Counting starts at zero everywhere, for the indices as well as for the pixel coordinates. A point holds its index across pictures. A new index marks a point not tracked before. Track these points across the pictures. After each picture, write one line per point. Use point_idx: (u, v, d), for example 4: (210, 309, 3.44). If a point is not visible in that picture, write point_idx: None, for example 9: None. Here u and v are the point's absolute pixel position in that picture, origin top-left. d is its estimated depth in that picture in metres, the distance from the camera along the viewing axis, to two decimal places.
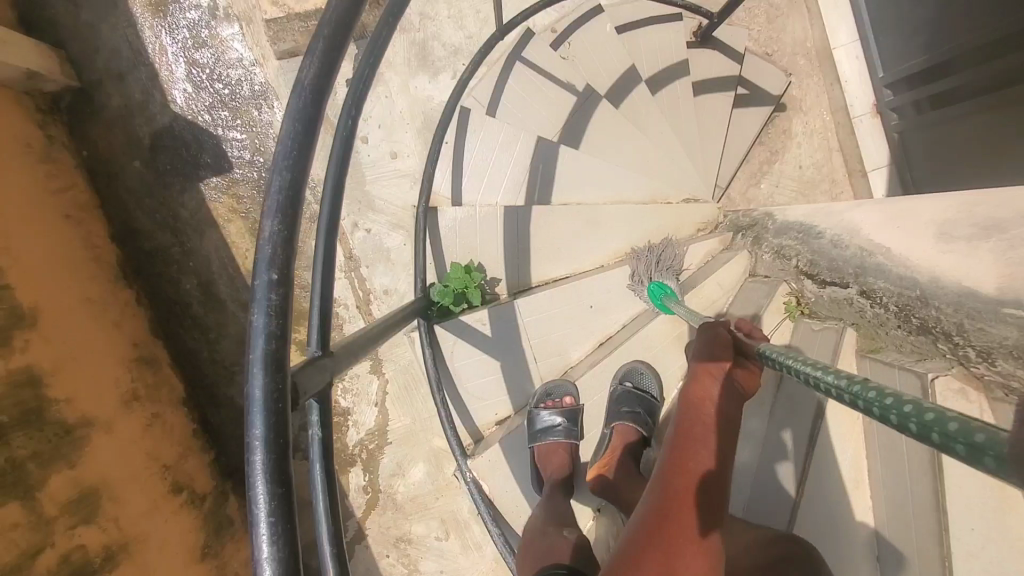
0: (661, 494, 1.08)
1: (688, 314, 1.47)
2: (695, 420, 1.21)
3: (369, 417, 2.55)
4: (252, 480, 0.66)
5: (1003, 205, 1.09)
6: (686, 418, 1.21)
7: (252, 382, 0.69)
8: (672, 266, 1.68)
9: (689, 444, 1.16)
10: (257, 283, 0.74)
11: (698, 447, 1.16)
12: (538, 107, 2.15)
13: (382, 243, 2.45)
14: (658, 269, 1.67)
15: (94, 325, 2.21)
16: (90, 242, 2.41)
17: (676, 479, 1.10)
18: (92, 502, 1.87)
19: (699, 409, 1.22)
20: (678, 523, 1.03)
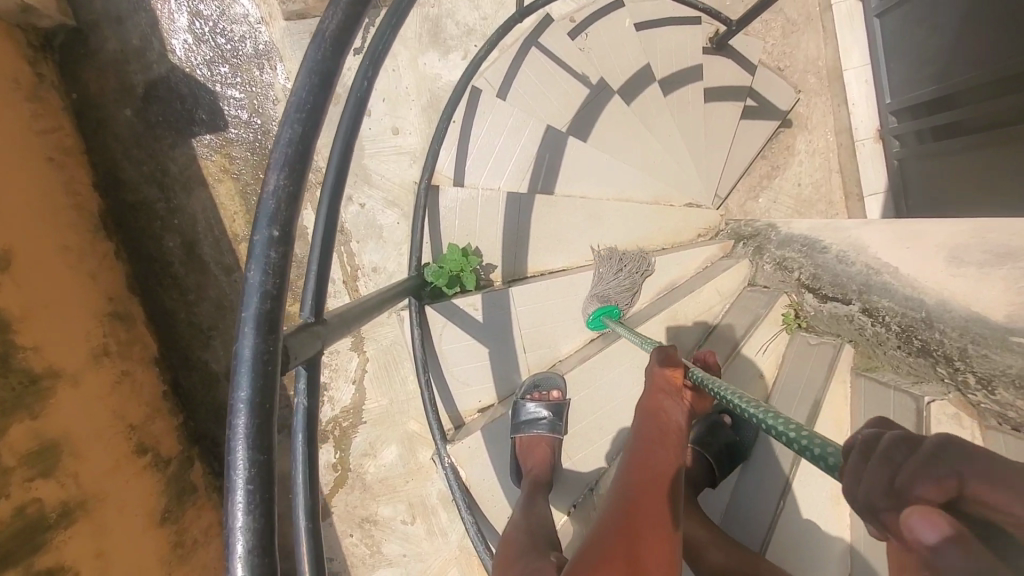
0: (626, 499, 1.06)
1: (633, 335, 1.47)
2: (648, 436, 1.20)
3: (345, 394, 2.49)
4: (233, 443, 0.63)
5: (1017, 235, 1.11)
6: (646, 430, 1.21)
7: (241, 340, 0.66)
8: (628, 286, 1.69)
9: (649, 454, 1.16)
10: (255, 239, 0.70)
11: (658, 457, 1.16)
12: (549, 96, 2.11)
13: (375, 219, 2.40)
14: (612, 291, 1.68)
15: (69, 275, 2.13)
16: (72, 189, 2.33)
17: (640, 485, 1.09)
18: (52, 455, 1.81)
19: (656, 423, 1.23)
20: (645, 526, 1.00)
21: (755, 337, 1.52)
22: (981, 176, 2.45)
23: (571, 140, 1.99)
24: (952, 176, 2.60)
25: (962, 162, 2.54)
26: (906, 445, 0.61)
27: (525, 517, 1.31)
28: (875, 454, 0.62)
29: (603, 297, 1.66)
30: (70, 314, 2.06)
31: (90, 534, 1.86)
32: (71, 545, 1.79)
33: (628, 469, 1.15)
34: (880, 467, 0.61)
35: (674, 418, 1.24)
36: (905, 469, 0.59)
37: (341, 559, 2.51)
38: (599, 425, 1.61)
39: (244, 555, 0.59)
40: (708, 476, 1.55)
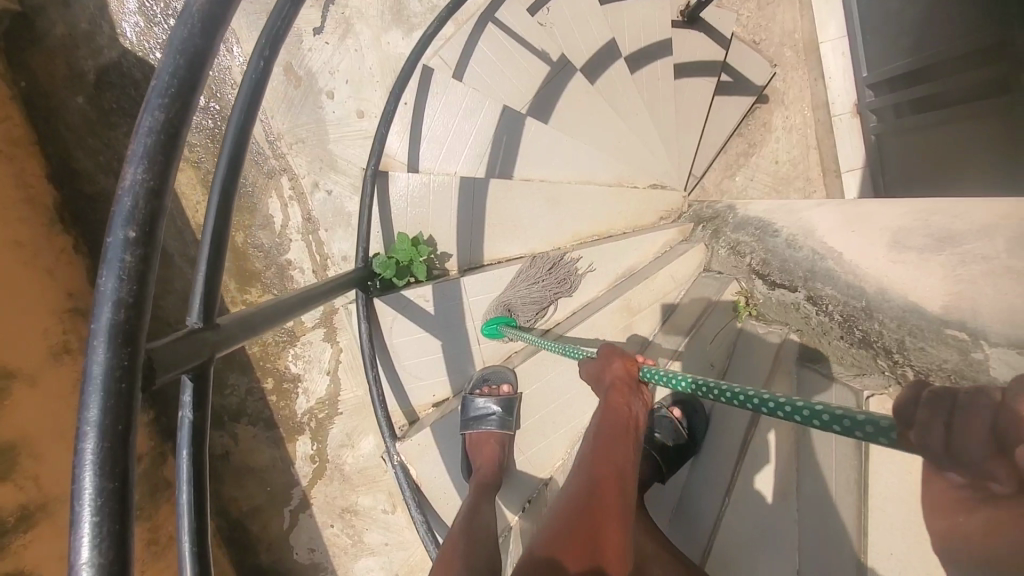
0: (588, 489, 1.03)
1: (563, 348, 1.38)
2: (610, 427, 1.15)
3: (320, 385, 2.40)
4: (77, 471, 0.56)
5: (958, 216, 1.06)
6: (609, 419, 1.15)
7: (91, 356, 0.59)
8: (539, 301, 1.65)
9: (612, 445, 1.12)
10: (108, 241, 0.62)
11: (620, 449, 1.12)
12: (510, 75, 2.01)
13: (342, 205, 2.31)
14: (522, 303, 1.65)
15: (22, 265, 1.88)
16: (23, 179, 2.07)
17: (602, 475, 1.06)
18: (10, 459, 1.68)
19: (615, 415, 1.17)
20: (607, 523, 0.98)
21: (706, 327, 1.55)
22: (952, 154, 2.40)
23: (530, 121, 1.91)
24: (921, 151, 2.55)
25: (932, 139, 2.49)
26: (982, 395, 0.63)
27: (470, 517, 1.28)
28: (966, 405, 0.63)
29: (505, 307, 1.64)
30: (28, 314, 1.84)
31: (52, 536, 1.77)
32: (34, 549, 1.70)
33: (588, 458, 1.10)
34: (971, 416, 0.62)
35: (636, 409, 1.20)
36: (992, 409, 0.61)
37: (323, 551, 2.46)
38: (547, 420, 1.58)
39: None
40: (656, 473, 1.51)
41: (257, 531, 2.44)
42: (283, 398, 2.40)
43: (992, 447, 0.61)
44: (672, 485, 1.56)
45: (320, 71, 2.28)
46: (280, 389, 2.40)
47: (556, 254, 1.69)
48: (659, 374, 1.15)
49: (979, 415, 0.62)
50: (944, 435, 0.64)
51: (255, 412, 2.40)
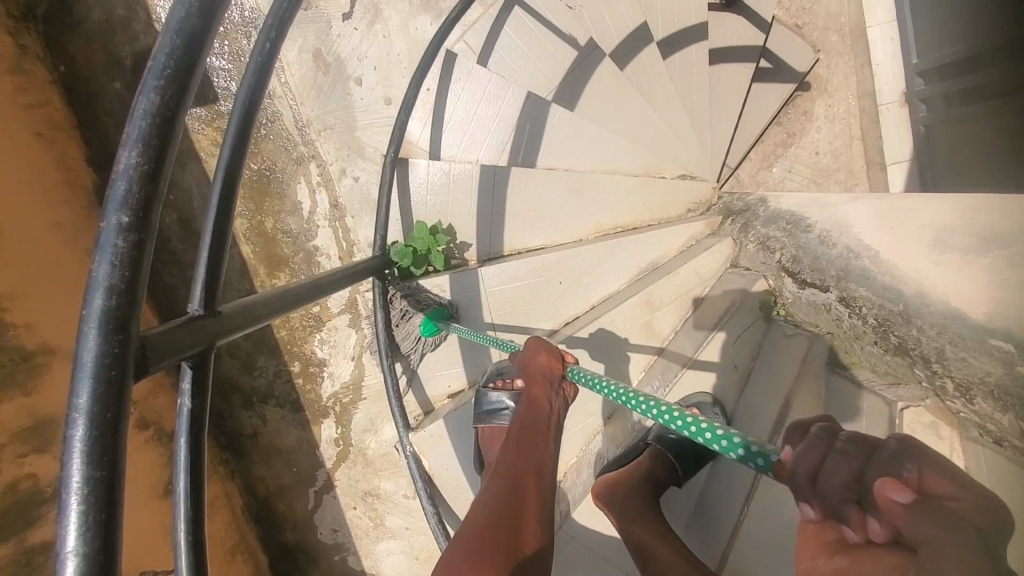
0: (511, 488, 1.03)
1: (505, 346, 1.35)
2: (523, 421, 1.17)
3: (345, 370, 2.41)
4: (67, 459, 0.56)
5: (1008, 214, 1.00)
6: (528, 416, 1.17)
7: (82, 343, 0.58)
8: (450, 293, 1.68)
9: (532, 442, 1.13)
10: (102, 226, 0.62)
11: (539, 443, 1.14)
12: (536, 61, 1.94)
13: (369, 192, 2.30)
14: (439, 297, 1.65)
15: (63, 249, 1.91)
16: (66, 164, 2.10)
17: (517, 471, 1.07)
18: (49, 431, 1.68)
19: (537, 409, 1.18)
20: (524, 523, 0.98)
21: (729, 328, 1.47)
22: (994, 152, 2.20)
23: (555, 108, 1.85)
24: (965, 144, 2.39)
25: (977, 130, 2.31)
26: (863, 441, 0.61)
27: None
28: (835, 446, 0.62)
29: (429, 304, 1.61)
30: (64, 296, 1.85)
31: None
32: None
33: (509, 453, 1.12)
34: (843, 452, 0.61)
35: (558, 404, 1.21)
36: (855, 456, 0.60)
37: (346, 531, 2.49)
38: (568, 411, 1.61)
39: None
40: (671, 476, 1.42)
41: (283, 510, 2.49)
42: (309, 381, 2.43)
43: (851, 483, 0.60)
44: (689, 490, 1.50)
45: (349, 58, 2.27)
46: (306, 373, 2.43)
47: (586, 249, 1.67)
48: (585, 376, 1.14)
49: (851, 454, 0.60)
50: (812, 466, 0.63)
51: (282, 395, 2.44)
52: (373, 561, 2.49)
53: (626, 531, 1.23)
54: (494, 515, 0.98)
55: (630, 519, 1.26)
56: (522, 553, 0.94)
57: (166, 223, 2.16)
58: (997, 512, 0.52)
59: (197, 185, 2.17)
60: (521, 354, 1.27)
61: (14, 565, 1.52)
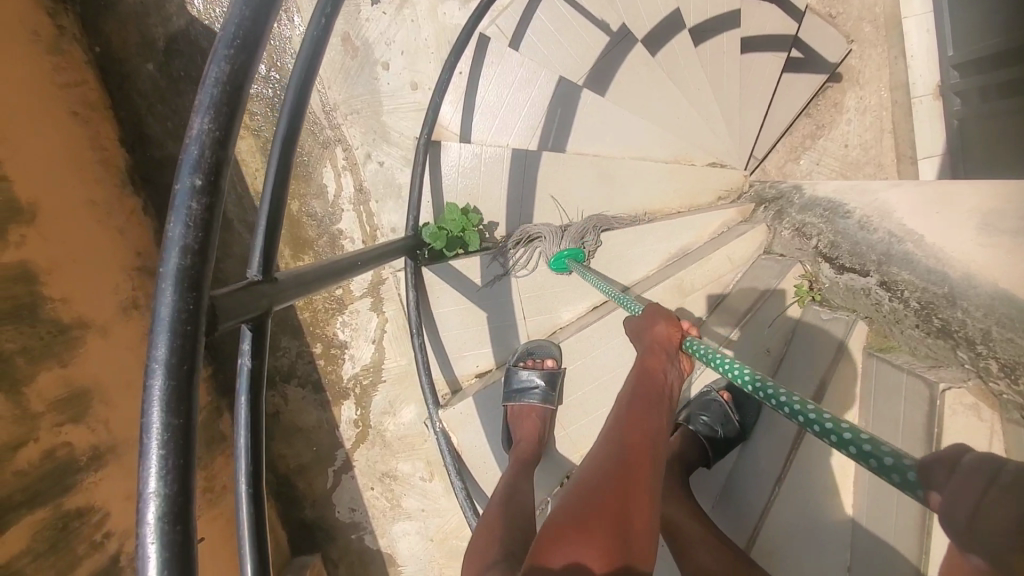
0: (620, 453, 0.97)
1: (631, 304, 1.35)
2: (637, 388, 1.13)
3: (365, 353, 2.45)
4: (147, 406, 0.59)
5: None
6: (643, 384, 1.12)
7: (159, 298, 0.61)
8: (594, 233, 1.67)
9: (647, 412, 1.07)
10: (176, 188, 0.64)
11: (655, 415, 1.08)
12: (567, 46, 1.94)
13: (393, 177, 2.33)
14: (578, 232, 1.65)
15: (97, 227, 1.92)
16: (99, 143, 2.11)
17: (631, 439, 1.01)
18: (83, 402, 1.69)
19: (649, 381, 1.14)
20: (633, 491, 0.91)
21: (761, 314, 1.50)
22: None
23: (586, 93, 1.86)
24: (998, 140, 2.35)
25: (1012, 126, 2.27)
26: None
27: (505, 506, 1.25)
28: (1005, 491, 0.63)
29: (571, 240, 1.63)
30: (100, 272, 1.87)
31: (122, 479, 1.76)
32: (103, 488, 1.70)
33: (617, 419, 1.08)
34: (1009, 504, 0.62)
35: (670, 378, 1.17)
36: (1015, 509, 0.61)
37: (363, 511, 2.55)
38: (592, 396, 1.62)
39: (155, 520, 0.57)
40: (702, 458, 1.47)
41: (303, 488, 2.55)
42: (331, 362, 2.47)
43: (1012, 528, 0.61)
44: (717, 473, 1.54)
45: (377, 42, 2.29)
46: (328, 354, 2.47)
47: (618, 232, 1.70)
48: (709, 352, 1.11)
49: (1011, 499, 0.62)
50: (968, 507, 0.66)
51: (304, 375, 2.48)
52: (389, 540, 2.55)
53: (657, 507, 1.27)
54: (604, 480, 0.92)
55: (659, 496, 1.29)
56: (631, 522, 0.87)
57: None
58: None
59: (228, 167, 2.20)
60: (637, 328, 1.27)
61: (50, 530, 1.53)
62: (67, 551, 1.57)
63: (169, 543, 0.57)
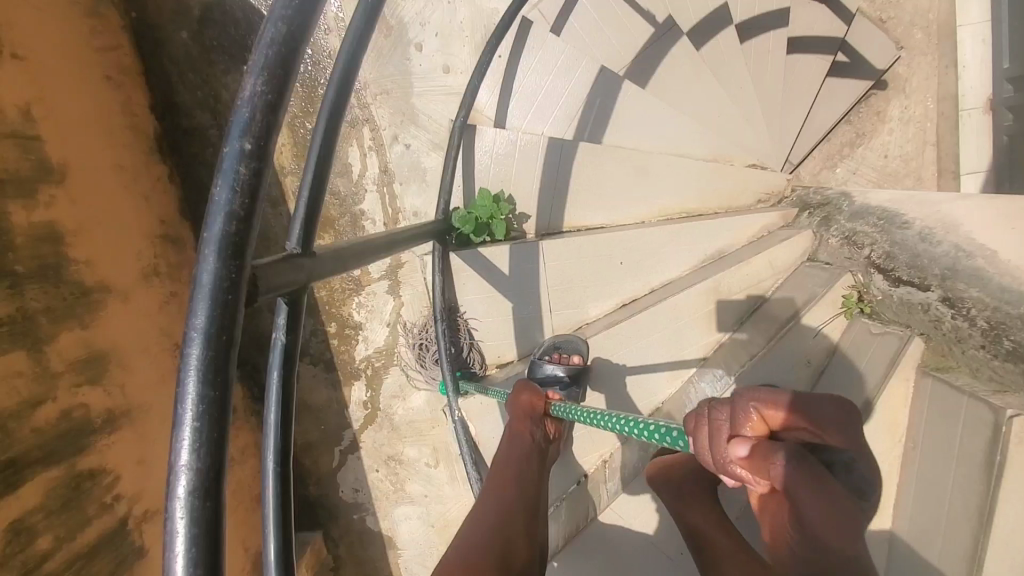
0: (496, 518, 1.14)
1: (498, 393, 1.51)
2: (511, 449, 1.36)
3: (379, 335, 2.42)
4: (184, 375, 0.56)
5: None
6: (510, 453, 1.33)
7: (201, 263, 0.58)
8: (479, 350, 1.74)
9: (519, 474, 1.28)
10: (225, 150, 0.62)
11: (526, 471, 1.29)
12: (610, 35, 1.89)
13: (419, 161, 2.29)
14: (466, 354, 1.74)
15: (123, 193, 1.91)
16: (130, 109, 2.06)
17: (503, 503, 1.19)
18: (99, 365, 1.67)
19: (520, 445, 1.35)
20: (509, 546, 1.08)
21: (807, 322, 1.50)
22: None
23: (627, 85, 1.81)
24: None
25: None
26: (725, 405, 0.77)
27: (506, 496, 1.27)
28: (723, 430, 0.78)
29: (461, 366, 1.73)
30: (123, 237, 1.85)
31: (133, 444, 1.75)
32: (115, 451, 1.68)
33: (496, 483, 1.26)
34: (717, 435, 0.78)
35: (538, 435, 1.40)
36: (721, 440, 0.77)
37: (366, 492, 2.55)
38: (619, 395, 1.64)
39: (185, 495, 0.54)
40: None
41: (307, 464, 2.55)
42: (344, 343, 2.45)
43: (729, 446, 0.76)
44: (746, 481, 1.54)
45: (411, 22, 2.24)
46: (342, 334, 2.45)
47: (651, 231, 1.65)
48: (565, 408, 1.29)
49: (725, 418, 0.76)
50: (708, 445, 0.77)
51: (317, 353, 2.47)
52: (390, 523, 2.55)
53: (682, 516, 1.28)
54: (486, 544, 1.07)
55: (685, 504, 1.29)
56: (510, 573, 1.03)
57: None
58: (831, 425, 0.72)
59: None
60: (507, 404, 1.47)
61: (62, 489, 1.52)
62: (77, 510, 1.56)
63: (198, 520, 0.54)
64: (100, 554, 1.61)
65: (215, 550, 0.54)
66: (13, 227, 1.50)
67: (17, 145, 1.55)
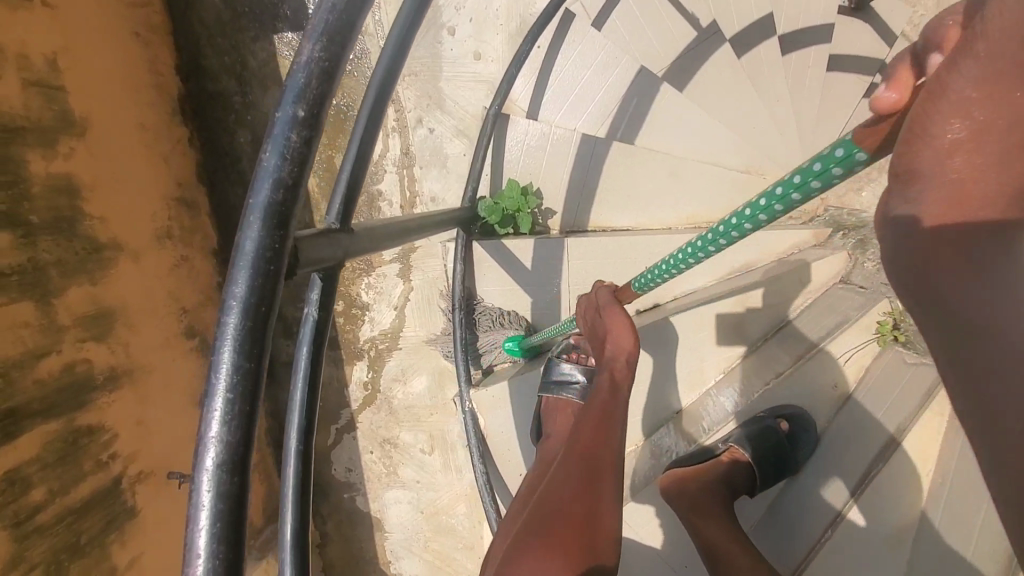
0: (577, 469, 1.06)
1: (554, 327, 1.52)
2: (598, 395, 1.18)
3: (385, 317, 2.40)
4: (218, 345, 0.55)
5: None
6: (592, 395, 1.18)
7: (245, 230, 0.56)
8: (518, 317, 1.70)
9: (600, 422, 1.13)
10: (277, 116, 0.60)
11: (607, 416, 1.14)
12: (651, 35, 1.83)
13: (441, 146, 2.26)
14: (504, 323, 1.71)
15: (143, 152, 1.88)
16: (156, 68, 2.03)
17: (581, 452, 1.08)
18: (107, 323, 1.65)
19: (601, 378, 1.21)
20: (595, 504, 1.02)
21: (837, 347, 1.47)
22: None
23: (665, 86, 1.77)
24: None
25: None
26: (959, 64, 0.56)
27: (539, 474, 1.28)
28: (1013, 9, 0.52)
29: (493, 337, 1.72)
30: (139, 195, 1.83)
31: (133, 404, 1.73)
32: (114, 410, 1.66)
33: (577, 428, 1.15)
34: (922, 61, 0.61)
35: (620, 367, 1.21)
36: (959, 17, 0.58)
37: (358, 473, 2.54)
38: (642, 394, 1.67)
39: (213, 469, 0.52)
40: (749, 483, 1.49)
41: None
42: (350, 322, 2.43)
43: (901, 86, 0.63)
44: (760, 498, 1.56)
45: (446, 6, 2.21)
46: (349, 313, 2.43)
47: (677, 239, 1.61)
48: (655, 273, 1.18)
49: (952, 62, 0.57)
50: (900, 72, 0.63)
51: None
52: (380, 506, 2.54)
53: (699, 530, 1.35)
54: (566, 499, 1.02)
55: (699, 514, 1.38)
56: (597, 533, 0.98)
57: (241, 142, 2.18)
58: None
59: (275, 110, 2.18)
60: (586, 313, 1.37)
61: (60, 442, 1.51)
62: (73, 465, 1.55)
63: (224, 494, 0.52)
64: (93, 510, 1.60)
65: (238, 526, 0.53)
66: (30, 175, 1.49)
67: (40, 94, 1.54)
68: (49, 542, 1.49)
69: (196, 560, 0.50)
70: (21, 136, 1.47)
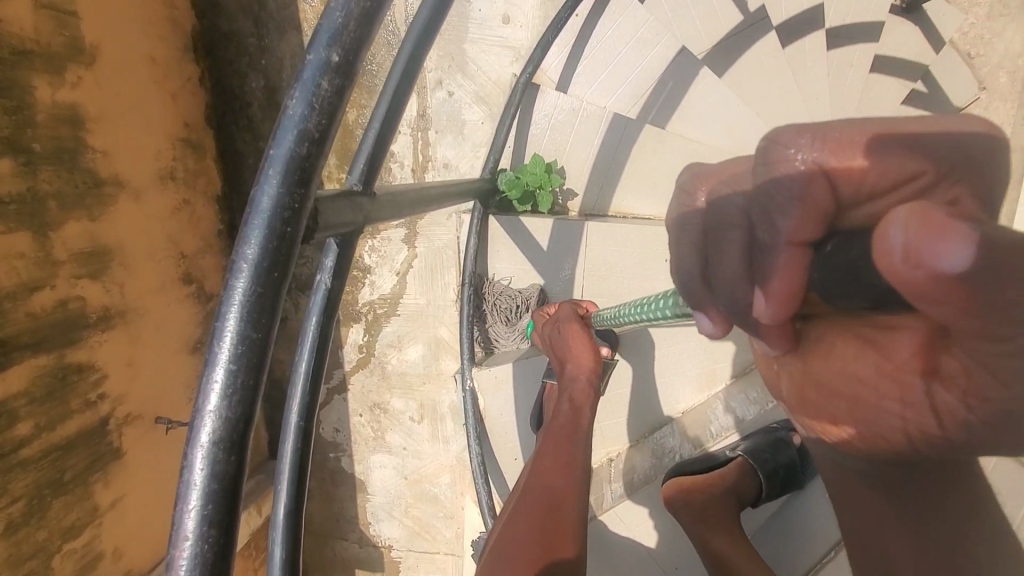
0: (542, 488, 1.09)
1: None
2: (561, 416, 1.28)
3: (386, 282, 2.32)
4: (224, 310, 0.49)
5: None
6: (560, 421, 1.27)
7: (263, 184, 0.50)
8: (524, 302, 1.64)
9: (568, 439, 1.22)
10: (308, 59, 0.53)
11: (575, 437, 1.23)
12: (695, 17, 1.74)
13: (460, 112, 2.17)
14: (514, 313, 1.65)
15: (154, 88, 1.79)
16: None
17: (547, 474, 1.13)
18: (102, 262, 1.59)
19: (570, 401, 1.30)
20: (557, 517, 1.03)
21: None
22: None
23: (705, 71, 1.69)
24: None
25: None
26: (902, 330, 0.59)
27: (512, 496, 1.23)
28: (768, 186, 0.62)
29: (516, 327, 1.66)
30: (146, 132, 1.75)
31: (124, 347, 1.68)
32: (105, 350, 1.61)
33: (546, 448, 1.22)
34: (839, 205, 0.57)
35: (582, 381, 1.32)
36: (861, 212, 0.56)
37: (345, 433, 2.51)
38: (645, 388, 1.67)
39: (209, 445, 0.48)
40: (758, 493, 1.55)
41: None
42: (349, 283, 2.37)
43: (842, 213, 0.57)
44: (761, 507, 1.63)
45: None
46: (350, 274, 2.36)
47: None
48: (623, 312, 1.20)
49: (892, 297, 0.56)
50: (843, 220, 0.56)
51: None
52: (364, 468, 2.52)
53: (707, 541, 1.37)
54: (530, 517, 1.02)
55: (708, 527, 1.40)
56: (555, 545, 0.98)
57: (252, 87, 2.08)
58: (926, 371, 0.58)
59: (292, 57, 2.08)
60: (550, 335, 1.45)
61: (49, 378, 1.46)
62: (61, 403, 1.50)
63: (218, 474, 0.48)
64: (77, 449, 1.56)
65: (231, 509, 0.48)
66: (34, 102, 1.40)
67: (52, 17, 1.45)
68: (32, 477, 1.45)
69: (183, 541, 0.46)
70: (27, 60, 1.39)
